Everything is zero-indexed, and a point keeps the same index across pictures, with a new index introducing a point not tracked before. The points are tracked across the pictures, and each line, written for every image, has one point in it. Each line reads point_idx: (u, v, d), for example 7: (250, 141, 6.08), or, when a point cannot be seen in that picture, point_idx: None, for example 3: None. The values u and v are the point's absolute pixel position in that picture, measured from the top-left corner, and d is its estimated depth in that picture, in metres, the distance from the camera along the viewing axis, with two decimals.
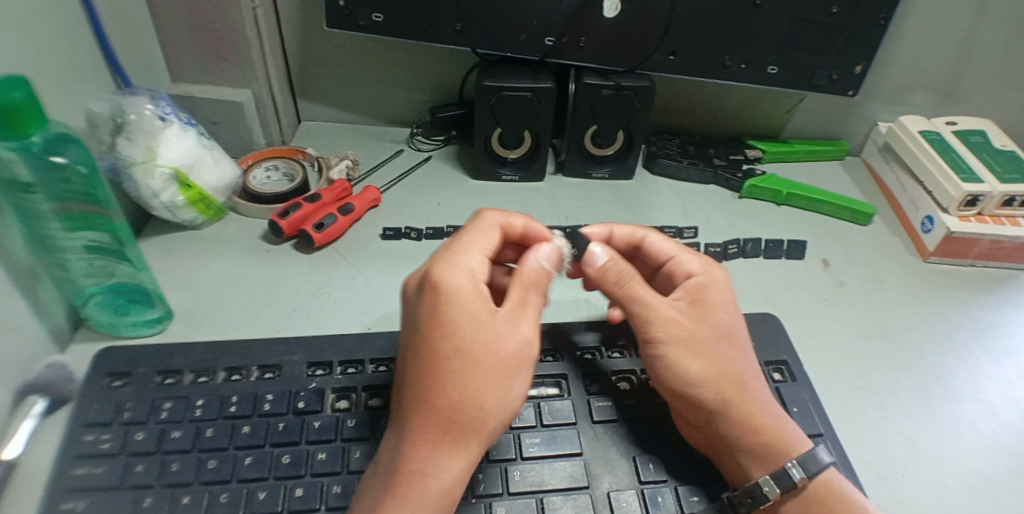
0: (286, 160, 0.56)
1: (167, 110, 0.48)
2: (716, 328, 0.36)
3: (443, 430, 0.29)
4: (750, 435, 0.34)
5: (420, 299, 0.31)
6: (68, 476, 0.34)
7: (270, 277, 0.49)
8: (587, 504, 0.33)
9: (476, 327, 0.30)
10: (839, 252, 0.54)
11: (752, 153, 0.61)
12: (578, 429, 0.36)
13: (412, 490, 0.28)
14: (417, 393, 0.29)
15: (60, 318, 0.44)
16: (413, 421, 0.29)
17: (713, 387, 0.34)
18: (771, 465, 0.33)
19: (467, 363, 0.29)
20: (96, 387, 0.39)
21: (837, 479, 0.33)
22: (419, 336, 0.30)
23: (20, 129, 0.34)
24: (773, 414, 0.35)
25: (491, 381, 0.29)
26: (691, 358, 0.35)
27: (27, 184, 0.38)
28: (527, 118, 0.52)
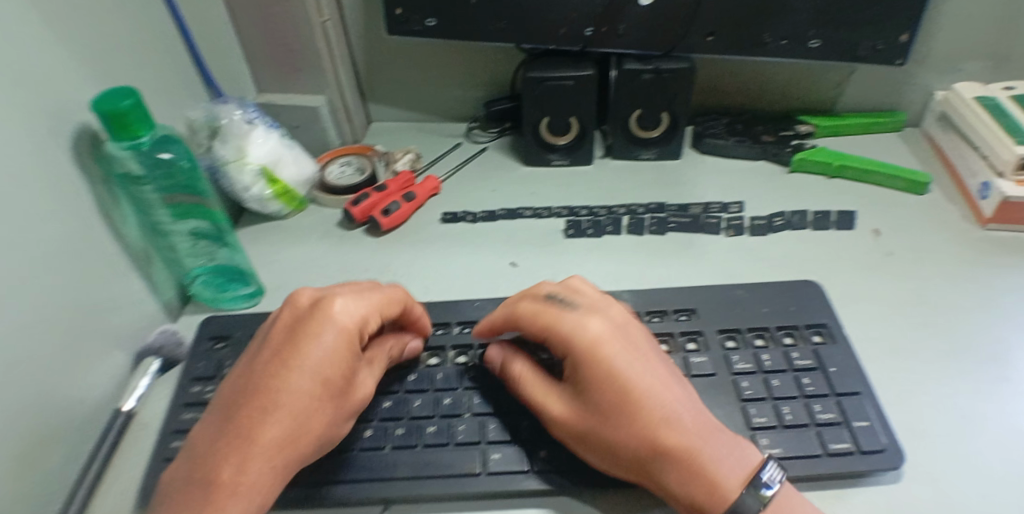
0: (359, 156, 0.61)
1: (253, 115, 0.55)
2: (641, 366, 0.36)
3: (255, 448, 0.32)
4: (687, 475, 0.33)
5: (305, 325, 0.36)
6: (178, 419, 0.42)
7: (344, 258, 0.54)
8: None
9: (339, 363, 0.35)
10: (889, 222, 0.54)
11: (803, 128, 0.60)
12: None
13: (220, 495, 0.31)
14: (295, 408, 0.33)
15: (171, 294, 0.52)
16: (254, 437, 0.32)
17: (643, 428, 0.34)
18: (709, 508, 0.32)
19: (322, 383, 0.34)
20: (203, 349, 0.46)
21: (787, 501, 0.33)
22: (267, 357, 0.35)
23: (126, 131, 0.42)
24: (716, 452, 0.33)
25: (314, 411, 0.34)
26: (613, 402, 0.35)
27: (137, 176, 0.46)
28: (571, 104, 0.56)
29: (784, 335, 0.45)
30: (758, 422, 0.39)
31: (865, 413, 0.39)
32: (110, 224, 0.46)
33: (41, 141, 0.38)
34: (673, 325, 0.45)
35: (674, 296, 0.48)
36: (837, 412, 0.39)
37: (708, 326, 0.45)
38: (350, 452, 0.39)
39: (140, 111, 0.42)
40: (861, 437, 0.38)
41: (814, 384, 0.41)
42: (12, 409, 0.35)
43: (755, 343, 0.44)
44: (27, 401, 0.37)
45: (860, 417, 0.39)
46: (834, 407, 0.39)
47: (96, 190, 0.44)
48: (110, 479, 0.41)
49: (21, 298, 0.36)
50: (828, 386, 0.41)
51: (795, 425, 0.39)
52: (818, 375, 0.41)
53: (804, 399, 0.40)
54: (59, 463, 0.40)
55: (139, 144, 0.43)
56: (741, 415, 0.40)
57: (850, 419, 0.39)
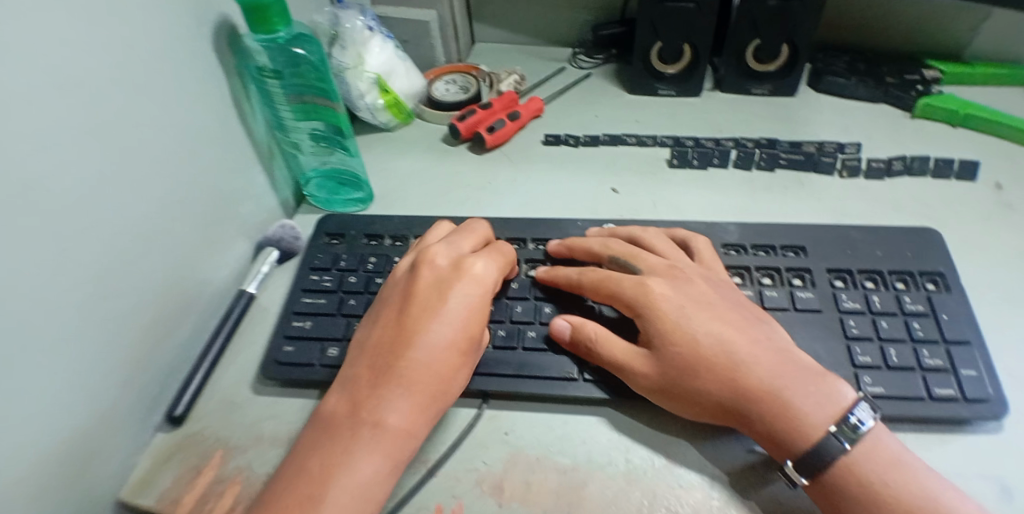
0: (463, 75, 0.61)
1: (372, 23, 0.55)
2: (719, 316, 0.39)
3: (416, 397, 0.34)
4: (778, 419, 0.35)
5: (448, 280, 0.38)
6: (299, 302, 0.45)
7: (447, 172, 0.55)
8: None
9: (475, 322, 0.37)
10: (1016, 176, 0.51)
11: (930, 73, 0.56)
12: None
13: (383, 439, 0.33)
14: (442, 364, 0.35)
15: (287, 195, 0.54)
16: (411, 385, 0.34)
17: (723, 373, 0.36)
18: (791, 451, 0.34)
19: (467, 339, 0.36)
20: (320, 243, 0.49)
21: (875, 443, 0.34)
22: (417, 312, 0.36)
23: (266, 23, 0.43)
24: (803, 400, 0.35)
25: (460, 365, 0.36)
26: (683, 346, 0.38)
27: (269, 70, 0.47)
28: (686, 30, 0.54)
29: (896, 280, 0.44)
30: (862, 361, 0.39)
31: (975, 363, 0.39)
32: (242, 116, 0.48)
33: (186, 33, 0.40)
34: (782, 261, 0.45)
35: (785, 231, 0.47)
36: (946, 359, 0.39)
37: (818, 263, 0.45)
38: None
39: (281, 4, 0.42)
40: (967, 386, 0.38)
41: (924, 329, 0.40)
42: (157, 275, 0.40)
43: (866, 284, 0.43)
44: (166, 274, 0.40)
45: (968, 367, 0.38)
46: (943, 355, 0.39)
47: (232, 82, 0.46)
48: (235, 351, 0.45)
49: (165, 176, 0.40)
50: (938, 333, 0.40)
51: (901, 367, 0.39)
52: (928, 320, 0.41)
53: (912, 343, 0.40)
54: (191, 332, 0.44)
55: (276, 38, 0.44)
56: (845, 353, 0.40)
57: (958, 367, 0.39)
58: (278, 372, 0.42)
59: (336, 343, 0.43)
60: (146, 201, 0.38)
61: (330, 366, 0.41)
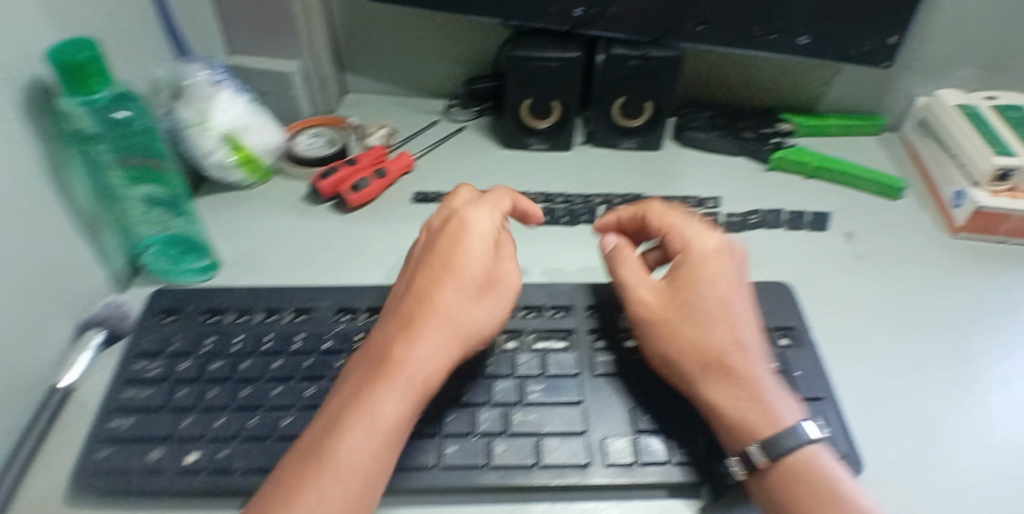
0: (328, 129, 0.59)
1: (220, 76, 0.51)
2: (682, 305, 0.38)
3: (401, 386, 0.31)
4: (732, 409, 0.35)
5: (452, 255, 0.36)
6: (117, 398, 0.39)
7: (307, 233, 0.52)
8: (582, 448, 0.37)
9: (453, 296, 0.34)
10: (864, 226, 0.54)
11: (783, 127, 0.61)
12: (580, 379, 0.40)
13: (345, 440, 0.29)
14: (430, 364, 0.32)
15: (119, 264, 0.49)
16: (394, 376, 0.31)
17: (681, 361, 0.37)
18: (755, 436, 0.33)
19: (454, 328, 0.34)
20: (150, 322, 0.44)
21: (807, 461, 0.32)
22: (449, 314, 0.34)
23: (86, 85, 0.38)
24: (747, 396, 0.35)
25: (449, 348, 0.33)
26: (670, 339, 0.37)
27: (91, 135, 0.42)
28: (556, 88, 0.54)
29: None
30: None
31: (827, 418, 0.38)
32: (60, 188, 0.42)
33: None
34: None
35: None
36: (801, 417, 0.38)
37: None
38: (265, 441, 0.36)
39: (101, 63, 0.38)
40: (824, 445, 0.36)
41: None
42: None
43: None
44: None
45: (822, 422, 0.38)
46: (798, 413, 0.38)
47: (44, 150, 0.40)
48: (51, 457, 0.38)
49: None
50: (795, 390, 0.40)
51: None
52: (782, 377, 0.40)
53: None
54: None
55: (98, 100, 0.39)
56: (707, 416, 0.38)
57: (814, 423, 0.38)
58: (97, 478, 0.35)
59: (161, 443, 0.36)
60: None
61: (149, 472, 0.35)
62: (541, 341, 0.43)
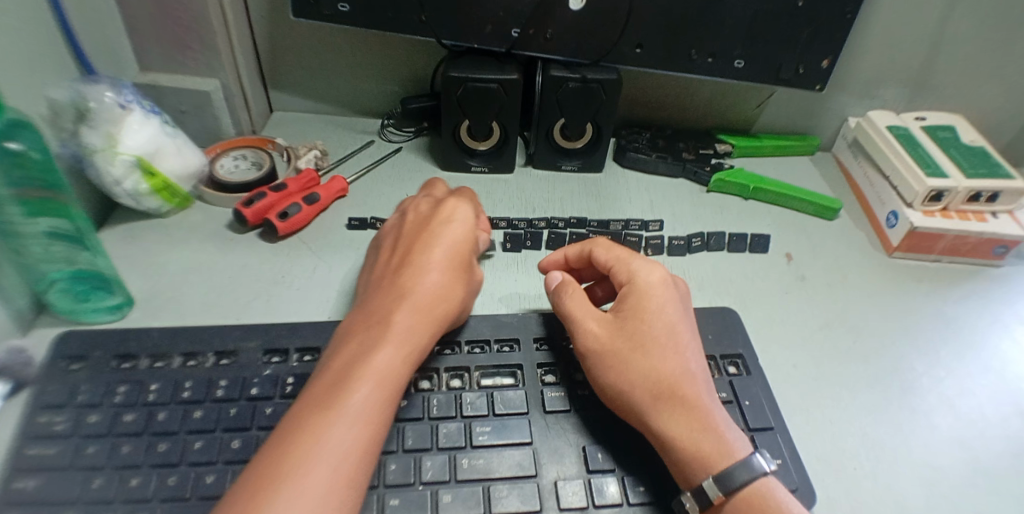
0: (255, 150, 0.56)
1: (129, 97, 0.48)
2: (631, 335, 0.37)
3: (369, 375, 0.32)
4: (673, 445, 0.33)
5: (410, 258, 0.40)
6: (22, 457, 0.34)
7: (233, 265, 0.49)
8: (534, 491, 0.34)
9: (416, 294, 0.37)
10: (803, 246, 0.54)
11: (721, 147, 0.61)
12: (528, 419, 0.37)
13: (312, 437, 0.28)
14: (414, 329, 0.35)
15: (21, 302, 0.43)
16: (355, 370, 0.32)
17: (626, 395, 0.35)
18: (693, 480, 0.32)
19: (419, 316, 0.36)
20: (54, 370, 0.39)
21: (760, 494, 0.31)
22: (433, 287, 0.38)
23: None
24: (701, 423, 0.33)
25: (414, 336, 0.35)
26: (604, 370, 0.36)
27: None
28: (493, 109, 0.53)
29: None
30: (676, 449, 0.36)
31: (778, 448, 0.37)
32: None
33: None
34: None
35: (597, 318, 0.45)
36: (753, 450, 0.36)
37: None
38: (187, 501, 0.33)
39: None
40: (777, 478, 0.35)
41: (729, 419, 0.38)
42: None
43: None
44: None
45: (775, 454, 0.36)
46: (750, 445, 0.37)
47: None
48: None
49: None
50: (742, 422, 0.38)
51: None
52: (733, 408, 0.39)
53: None
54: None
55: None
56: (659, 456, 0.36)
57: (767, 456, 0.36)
58: None
59: (69, 509, 0.32)
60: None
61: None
62: (487, 377, 0.40)
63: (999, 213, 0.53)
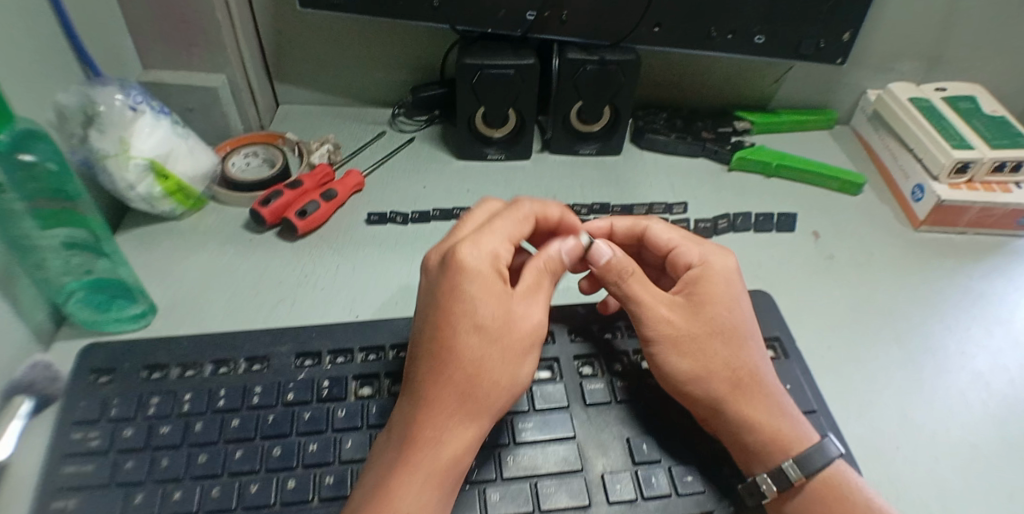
0: (266, 146, 0.54)
1: (139, 99, 0.46)
2: (710, 322, 0.37)
3: (411, 498, 0.30)
4: (748, 434, 0.35)
5: (445, 316, 0.34)
6: (59, 475, 0.34)
7: (254, 267, 0.48)
8: (582, 486, 0.35)
9: (454, 380, 0.32)
10: (829, 224, 0.54)
11: (740, 124, 0.60)
12: (569, 413, 0.38)
13: None
14: (454, 425, 0.32)
15: (41, 317, 0.42)
16: (396, 495, 0.30)
17: (706, 385, 0.35)
18: (767, 464, 0.34)
19: (462, 410, 0.32)
20: (83, 383, 0.38)
21: (838, 475, 0.34)
22: (461, 384, 0.32)
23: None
24: (776, 411, 0.36)
25: (457, 433, 0.32)
26: (679, 356, 0.36)
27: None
28: (510, 97, 0.51)
29: None
30: None
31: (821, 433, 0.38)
32: None
33: None
34: (629, 342, 0.42)
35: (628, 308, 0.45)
36: None
37: None
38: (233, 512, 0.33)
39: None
40: None
41: None
42: None
43: None
44: None
45: None
46: None
47: None
48: None
49: None
50: None
51: None
52: None
53: None
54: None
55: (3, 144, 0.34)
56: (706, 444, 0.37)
57: None
58: None
59: None
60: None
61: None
62: None
63: None
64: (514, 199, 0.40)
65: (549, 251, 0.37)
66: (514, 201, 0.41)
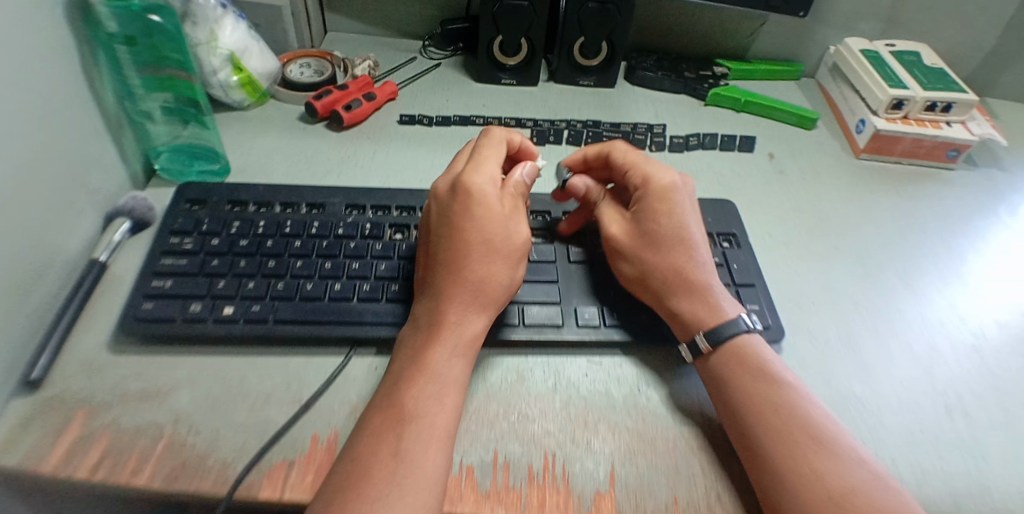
0: (318, 60, 0.65)
1: (224, 1, 0.57)
2: (650, 234, 0.46)
3: (440, 364, 0.38)
4: (677, 317, 0.44)
5: (455, 228, 0.42)
6: (158, 264, 0.45)
7: (306, 148, 0.58)
8: (558, 312, 0.46)
9: (469, 276, 0.41)
10: (784, 149, 0.64)
11: (718, 70, 0.70)
12: (555, 265, 0.50)
13: (410, 426, 0.35)
14: (470, 311, 0.40)
15: (136, 167, 0.53)
16: (427, 362, 0.38)
17: (643, 282, 0.46)
18: (686, 336, 0.43)
19: (477, 300, 0.41)
20: (180, 209, 0.49)
21: (744, 347, 0.42)
22: (472, 281, 0.41)
23: None
24: (704, 299, 0.44)
25: (473, 318, 0.40)
26: (625, 263, 0.47)
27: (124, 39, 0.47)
28: (524, 25, 0.62)
29: None
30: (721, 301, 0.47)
31: (757, 299, 0.47)
32: (93, 87, 0.47)
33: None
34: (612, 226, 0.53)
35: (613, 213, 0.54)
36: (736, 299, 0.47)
37: None
38: (293, 299, 0.44)
39: None
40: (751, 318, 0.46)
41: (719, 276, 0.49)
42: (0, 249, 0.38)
43: None
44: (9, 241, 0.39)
45: (752, 302, 0.47)
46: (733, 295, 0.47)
47: (81, 48, 0.45)
48: (91, 317, 0.44)
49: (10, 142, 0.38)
50: (730, 278, 0.48)
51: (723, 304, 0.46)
52: (722, 269, 0.49)
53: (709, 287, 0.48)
54: (42, 299, 0.42)
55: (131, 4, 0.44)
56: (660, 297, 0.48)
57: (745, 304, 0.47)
58: (139, 329, 0.41)
59: (199, 299, 0.43)
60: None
61: (192, 321, 0.42)
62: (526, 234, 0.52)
63: (953, 122, 0.63)
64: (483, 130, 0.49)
65: (515, 177, 0.47)
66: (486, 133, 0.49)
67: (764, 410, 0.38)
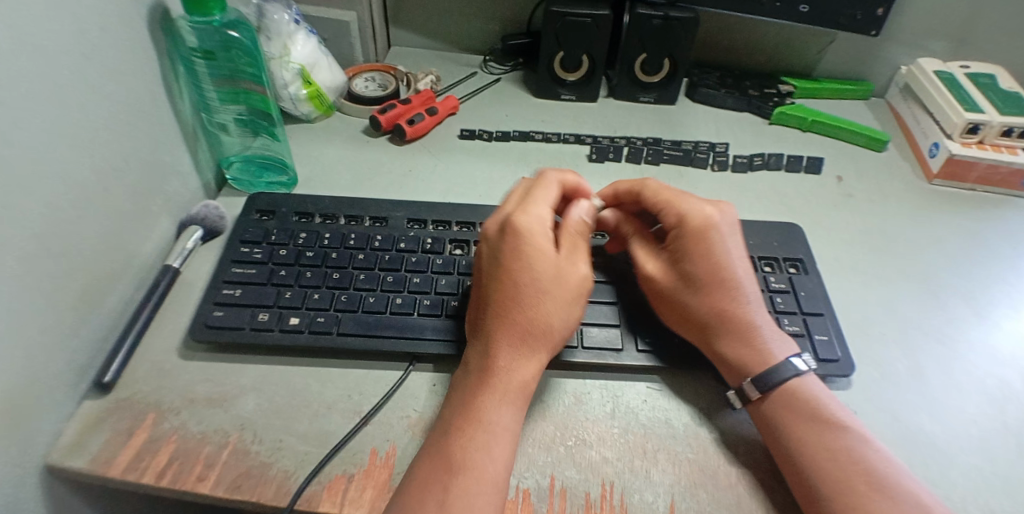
0: (382, 73, 0.66)
1: (297, 18, 0.59)
2: (684, 272, 0.44)
3: (491, 412, 0.37)
4: (723, 366, 0.42)
5: (505, 271, 0.41)
6: (228, 272, 0.46)
7: (367, 160, 0.59)
8: (617, 335, 0.46)
9: (519, 319, 0.40)
10: (852, 171, 0.62)
11: (784, 88, 0.68)
12: (612, 286, 0.49)
13: (462, 478, 0.34)
14: (520, 355, 0.39)
15: (207, 175, 0.55)
16: (478, 410, 0.37)
17: (682, 327, 0.44)
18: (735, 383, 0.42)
19: (527, 344, 0.40)
20: (252, 218, 0.50)
21: (797, 390, 0.40)
22: (522, 324, 0.40)
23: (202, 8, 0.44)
24: (749, 344, 0.42)
25: (523, 364, 0.39)
26: (664, 307, 0.45)
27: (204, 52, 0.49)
28: (586, 41, 0.62)
29: (764, 265, 0.50)
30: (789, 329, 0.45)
31: (827, 329, 0.45)
32: (172, 98, 0.49)
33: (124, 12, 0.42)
34: None
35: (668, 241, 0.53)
36: (805, 327, 0.45)
37: None
38: (356, 312, 0.44)
39: None
40: (821, 349, 0.44)
41: (786, 303, 0.47)
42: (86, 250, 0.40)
43: (764, 268, 0.49)
44: (95, 244, 0.41)
45: (821, 332, 0.45)
46: (801, 324, 0.45)
47: (163, 61, 0.47)
48: (164, 318, 0.46)
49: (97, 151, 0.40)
50: (798, 305, 0.47)
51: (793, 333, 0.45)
52: (789, 296, 0.47)
53: (775, 313, 0.46)
54: (121, 300, 0.44)
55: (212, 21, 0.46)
56: None
57: (814, 334, 0.45)
58: (209, 334, 0.43)
59: (267, 309, 0.44)
60: (80, 174, 0.39)
61: (259, 330, 0.43)
62: None
63: None
64: (539, 172, 0.48)
65: (573, 218, 0.45)
66: (541, 174, 0.47)
67: (824, 458, 0.36)
